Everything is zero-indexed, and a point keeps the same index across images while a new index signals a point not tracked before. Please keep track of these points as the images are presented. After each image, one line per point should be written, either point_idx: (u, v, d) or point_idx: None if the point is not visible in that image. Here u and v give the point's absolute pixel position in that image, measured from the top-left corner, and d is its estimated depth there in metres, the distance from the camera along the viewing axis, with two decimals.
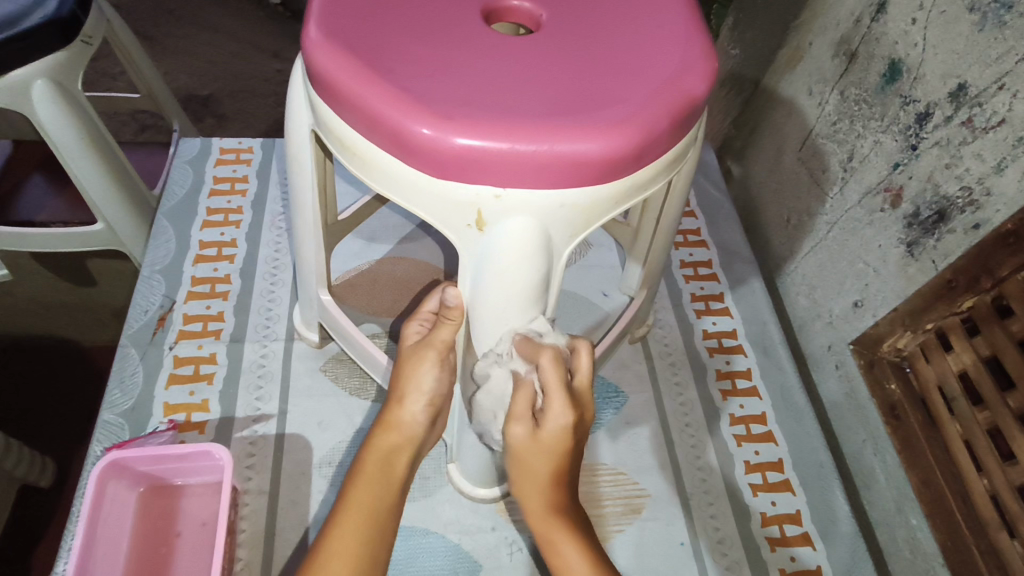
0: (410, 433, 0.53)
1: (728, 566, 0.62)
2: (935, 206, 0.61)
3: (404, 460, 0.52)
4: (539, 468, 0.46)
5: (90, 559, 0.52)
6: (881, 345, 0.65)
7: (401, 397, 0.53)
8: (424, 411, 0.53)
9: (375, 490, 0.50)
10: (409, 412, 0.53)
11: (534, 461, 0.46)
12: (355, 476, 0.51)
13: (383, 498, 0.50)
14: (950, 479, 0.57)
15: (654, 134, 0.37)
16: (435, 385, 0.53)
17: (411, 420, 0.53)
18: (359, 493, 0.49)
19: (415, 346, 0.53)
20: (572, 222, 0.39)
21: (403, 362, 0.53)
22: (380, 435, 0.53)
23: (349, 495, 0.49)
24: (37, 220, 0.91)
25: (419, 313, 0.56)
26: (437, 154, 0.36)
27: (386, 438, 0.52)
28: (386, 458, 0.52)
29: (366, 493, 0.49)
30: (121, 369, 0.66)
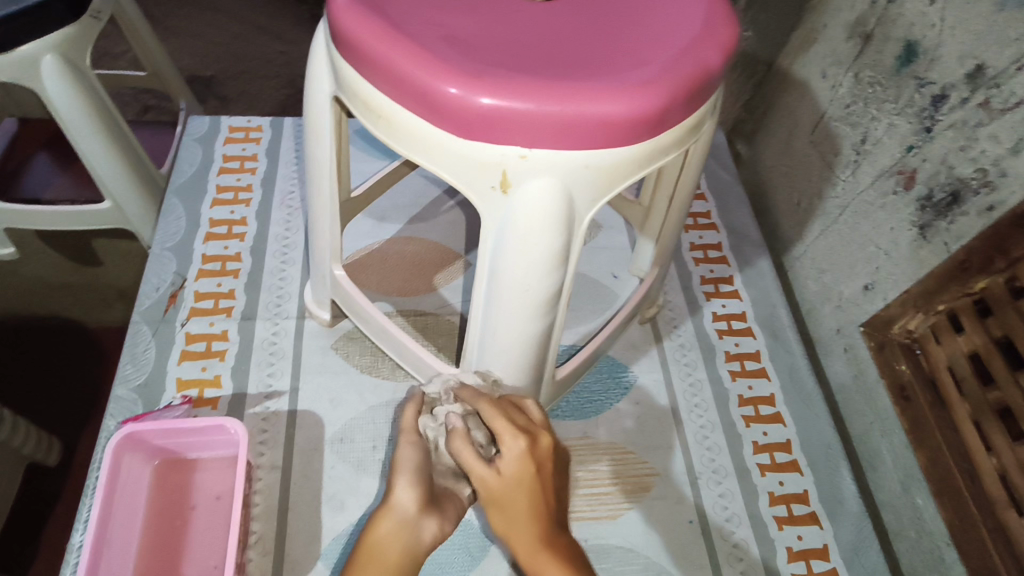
0: (402, 529, 0.46)
1: (736, 544, 0.62)
2: (949, 187, 0.62)
3: (395, 559, 0.45)
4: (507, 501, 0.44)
5: (108, 530, 0.52)
6: (892, 327, 0.66)
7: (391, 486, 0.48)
8: (412, 499, 0.47)
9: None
10: (399, 504, 0.47)
11: (496, 482, 0.44)
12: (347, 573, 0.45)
13: None
14: (958, 458, 0.58)
15: (678, 97, 0.37)
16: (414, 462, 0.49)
17: (400, 510, 0.47)
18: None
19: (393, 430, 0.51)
20: (595, 185, 0.39)
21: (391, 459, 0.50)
22: (371, 529, 0.46)
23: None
24: (44, 198, 0.91)
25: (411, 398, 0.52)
26: (464, 113, 0.36)
27: (376, 535, 0.46)
28: (372, 560, 0.45)
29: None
30: (134, 345, 0.67)
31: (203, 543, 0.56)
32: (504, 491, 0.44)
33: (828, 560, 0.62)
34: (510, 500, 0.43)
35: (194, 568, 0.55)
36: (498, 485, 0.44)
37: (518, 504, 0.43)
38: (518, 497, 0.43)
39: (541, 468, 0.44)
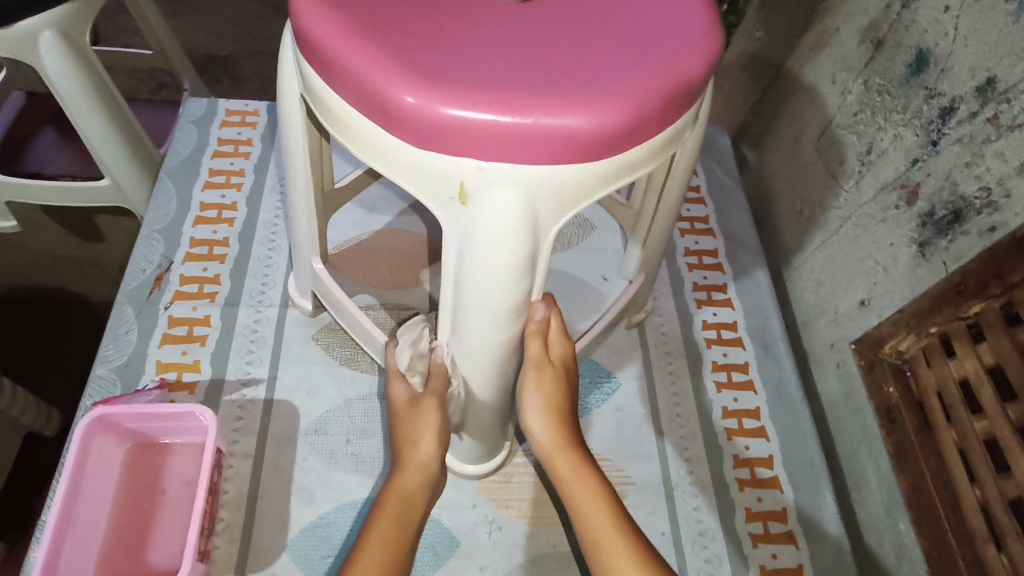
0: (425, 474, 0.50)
1: (708, 559, 0.61)
2: (951, 205, 0.59)
3: (421, 497, 0.49)
4: (547, 388, 0.53)
5: (74, 511, 0.53)
6: (883, 346, 0.63)
7: (416, 440, 0.50)
8: (436, 447, 0.51)
9: (399, 524, 0.46)
10: (423, 454, 0.50)
11: (551, 392, 0.53)
12: (376, 513, 0.47)
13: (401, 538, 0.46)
14: (940, 486, 0.56)
15: (647, 112, 0.36)
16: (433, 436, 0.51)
17: (425, 456, 0.50)
18: (381, 526, 0.46)
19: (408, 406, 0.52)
20: (558, 199, 0.38)
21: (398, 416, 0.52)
22: (398, 473, 0.50)
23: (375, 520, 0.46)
24: (46, 173, 0.91)
25: (394, 373, 0.54)
26: (420, 123, 0.35)
27: (405, 476, 0.49)
28: (408, 498, 0.48)
29: (390, 525, 0.46)
30: (116, 326, 0.67)
31: (169, 528, 0.56)
32: (554, 400, 0.53)
33: None
34: (561, 426, 0.53)
35: (160, 553, 0.55)
36: (553, 399, 0.53)
37: (566, 432, 0.53)
38: (559, 412, 0.53)
39: (566, 372, 0.54)
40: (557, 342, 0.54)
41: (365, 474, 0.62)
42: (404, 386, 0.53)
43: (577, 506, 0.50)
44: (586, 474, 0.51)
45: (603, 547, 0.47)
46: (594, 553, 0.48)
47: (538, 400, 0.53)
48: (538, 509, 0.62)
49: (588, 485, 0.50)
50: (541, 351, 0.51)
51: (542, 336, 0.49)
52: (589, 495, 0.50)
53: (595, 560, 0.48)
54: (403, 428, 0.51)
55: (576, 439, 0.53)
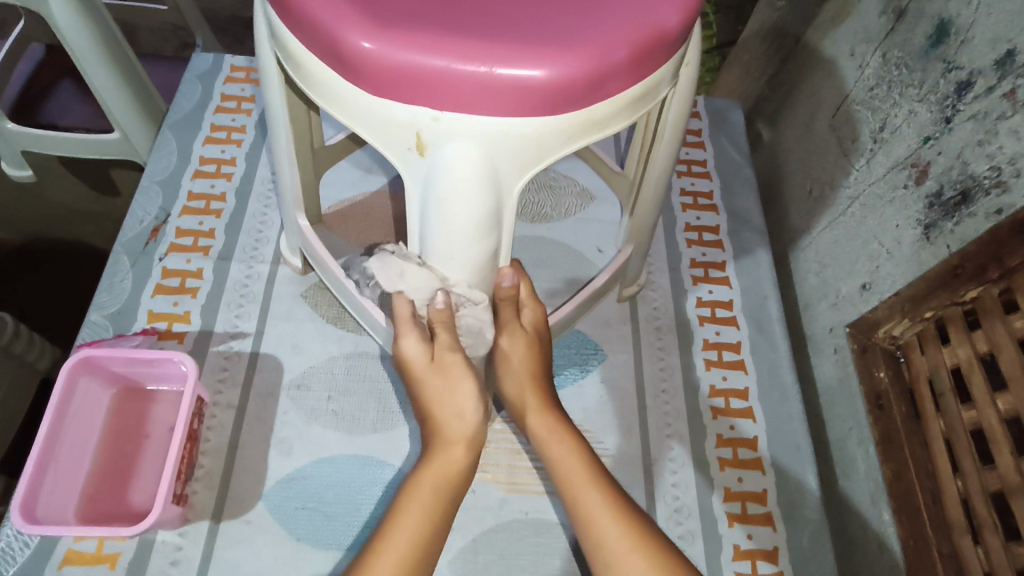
0: (461, 447, 0.50)
1: (681, 535, 0.61)
2: (960, 185, 0.56)
3: (464, 467, 0.50)
4: (521, 355, 0.53)
5: (58, 449, 0.54)
6: (876, 330, 0.61)
7: (454, 413, 0.50)
8: (479, 413, 0.51)
9: (437, 506, 0.47)
10: (468, 424, 0.50)
11: (523, 359, 0.53)
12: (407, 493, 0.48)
13: (431, 521, 0.47)
14: (923, 477, 0.54)
15: (612, 65, 0.34)
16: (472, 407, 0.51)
17: (458, 426, 0.50)
18: (416, 495, 0.47)
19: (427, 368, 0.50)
20: (519, 155, 0.36)
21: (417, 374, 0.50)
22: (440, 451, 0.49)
23: (410, 495, 0.47)
24: (61, 125, 0.93)
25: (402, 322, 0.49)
26: (374, 69, 0.33)
27: (445, 453, 0.49)
28: (447, 480, 0.48)
29: (424, 508, 0.47)
30: (112, 274, 0.68)
31: (151, 471, 0.58)
32: (527, 363, 0.53)
33: (776, 563, 0.60)
34: (535, 390, 0.53)
35: (140, 494, 0.57)
36: (526, 365, 0.53)
37: (540, 398, 0.53)
38: (532, 376, 0.53)
39: (538, 339, 0.54)
40: (528, 306, 0.54)
41: (343, 431, 0.62)
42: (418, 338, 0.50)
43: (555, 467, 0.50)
44: (564, 436, 0.51)
45: (582, 502, 0.48)
46: (573, 507, 0.48)
47: (510, 367, 0.52)
48: (513, 475, 0.62)
49: (568, 447, 0.50)
50: (512, 315, 0.52)
51: (512, 302, 0.51)
52: (567, 454, 0.50)
53: (574, 514, 0.48)
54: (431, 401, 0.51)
55: (553, 402, 0.53)
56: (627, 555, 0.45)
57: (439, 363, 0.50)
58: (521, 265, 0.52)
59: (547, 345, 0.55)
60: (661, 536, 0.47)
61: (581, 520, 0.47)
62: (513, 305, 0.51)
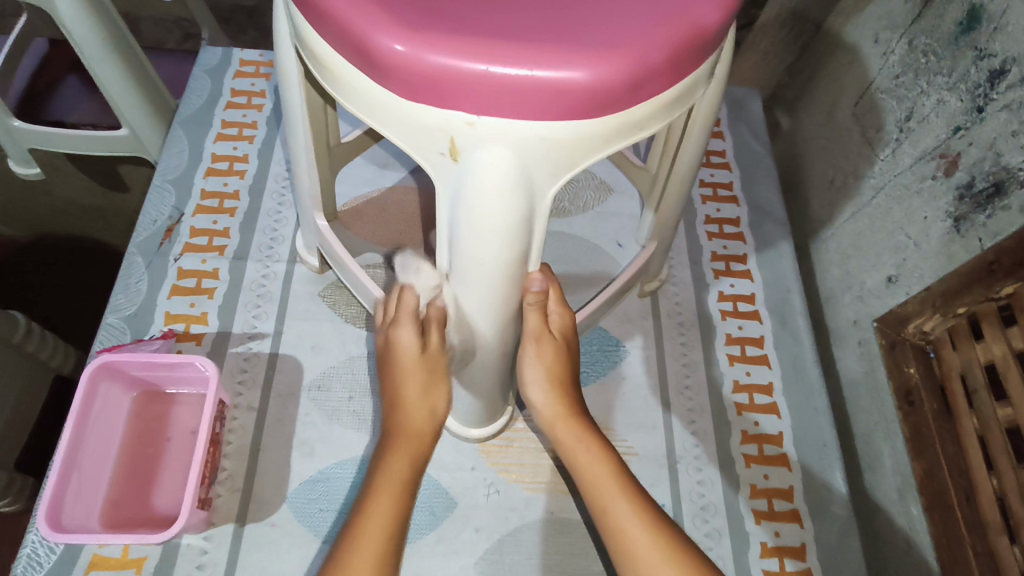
0: (423, 441, 0.51)
1: (708, 533, 0.60)
2: (993, 177, 0.55)
3: (424, 458, 0.50)
4: (548, 361, 0.52)
5: (81, 455, 0.54)
6: (906, 326, 0.60)
7: (422, 404, 0.51)
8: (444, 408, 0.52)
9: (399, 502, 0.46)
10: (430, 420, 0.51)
11: (552, 364, 0.52)
12: (373, 492, 0.47)
13: (396, 518, 0.46)
14: (955, 474, 0.54)
15: (652, 65, 0.33)
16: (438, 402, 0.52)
17: (417, 420, 0.51)
18: (381, 496, 0.46)
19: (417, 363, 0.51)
20: (554, 159, 0.35)
21: (400, 362, 0.51)
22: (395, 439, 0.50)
23: (375, 493, 0.46)
24: (68, 121, 0.92)
25: (405, 314, 0.52)
26: (406, 72, 0.32)
27: (406, 446, 0.49)
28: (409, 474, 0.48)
29: (386, 507, 0.46)
30: (127, 275, 0.67)
31: (174, 475, 0.57)
32: (555, 369, 0.52)
33: (804, 560, 0.60)
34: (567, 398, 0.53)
35: (164, 499, 0.56)
36: (554, 370, 0.52)
37: (571, 405, 0.52)
38: (561, 383, 0.52)
39: (565, 345, 0.53)
40: (557, 312, 0.53)
41: (366, 432, 0.62)
42: (412, 332, 0.51)
43: (585, 476, 0.49)
44: (594, 444, 0.50)
45: (611, 511, 0.47)
46: (602, 515, 0.48)
47: (540, 372, 0.52)
48: (538, 474, 0.62)
49: (597, 457, 0.50)
50: (539, 323, 0.50)
51: (539, 308, 0.49)
52: (594, 462, 0.49)
53: (602, 523, 0.48)
54: (399, 389, 0.51)
55: (581, 410, 0.53)
56: (656, 565, 0.44)
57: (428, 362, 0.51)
58: (551, 270, 0.49)
59: (573, 347, 0.54)
60: (690, 547, 0.46)
61: (609, 530, 0.47)
62: (541, 313, 0.50)
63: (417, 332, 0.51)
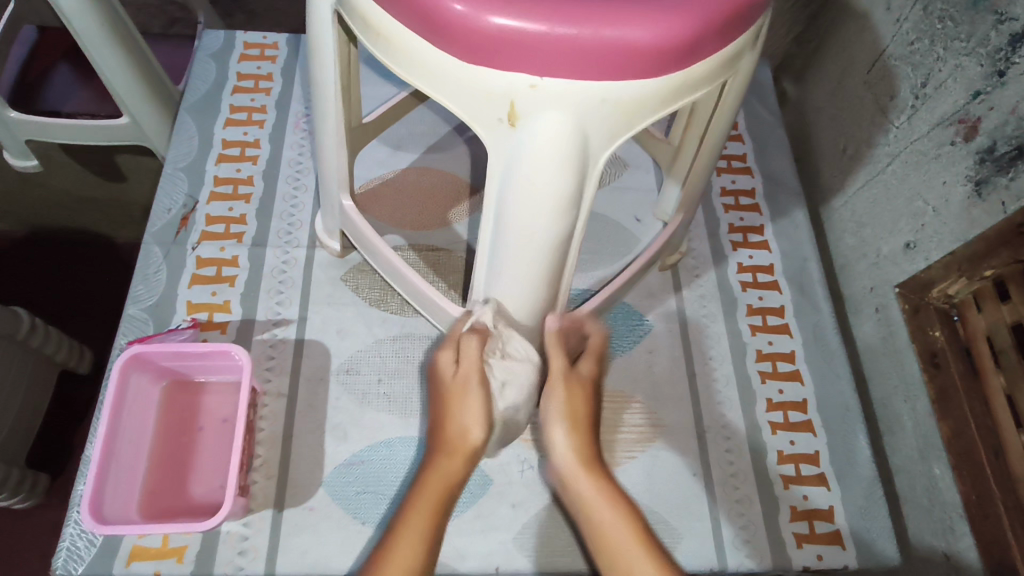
0: (465, 459, 0.48)
1: (739, 499, 0.62)
2: (1015, 140, 0.54)
3: (461, 479, 0.48)
4: (569, 403, 0.50)
5: (116, 447, 0.53)
6: (930, 289, 0.62)
7: (457, 423, 0.49)
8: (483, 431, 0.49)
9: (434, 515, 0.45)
10: (468, 439, 0.49)
11: (572, 406, 0.50)
12: (406, 511, 0.45)
13: (431, 534, 0.44)
14: (983, 432, 0.55)
15: (707, 28, 0.34)
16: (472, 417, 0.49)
17: (460, 440, 0.49)
18: (418, 511, 0.45)
19: (452, 380, 0.51)
20: (611, 122, 0.36)
21: (441, 386, 0.51)
22: (441, 458, 0.48)
23: (409, 513, 0.45)
24: (63, 111, 0.86)
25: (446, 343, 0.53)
26: (471, 34, 0.33)
27: (447, 464, 0.48)
28: (449, 487, 0.47)
29: (421, 524, 0.44)
30: (145, 266, 0.66)
31: (210, 464, 0.57)
32: (584, 424, 0.50)
33: (832, 522, 0.61)
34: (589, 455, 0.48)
35: (201, 487, 0.56)
36: (574, 413, 0.50)
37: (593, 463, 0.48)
38: (581, 425, 0.49)
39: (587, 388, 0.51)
40: (588, 361, 0.54)
41: (397, 414, 0.62)
42: (451, 355, 0.53)
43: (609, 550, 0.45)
44: (617, 508, 0.46)
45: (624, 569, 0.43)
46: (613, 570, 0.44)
47: (559, 413, 0.50)
48: None
49: (621, 524, 0.45)
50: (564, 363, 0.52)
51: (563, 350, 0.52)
52: (607, 513, 0.46)
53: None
54: (440, 413, 0.50)
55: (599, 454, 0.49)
56: None
57: (460, 380, 0.50)
58: (587, 321, 0.56)
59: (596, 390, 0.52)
60: None
61: None
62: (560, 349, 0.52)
63: (454, 354, 0.52)
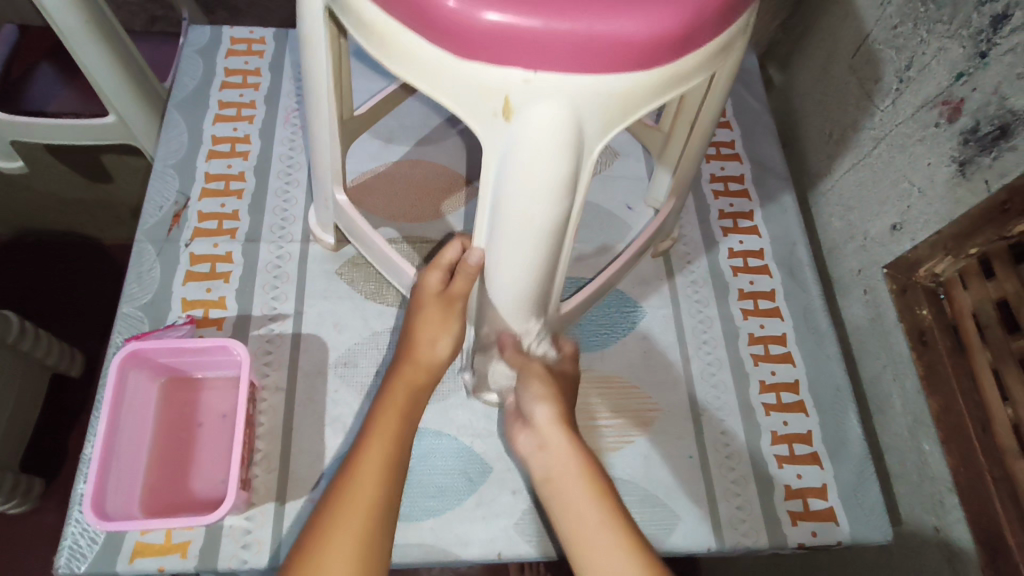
0: (428, 370, 0.55)
1: (735, 480, 0.63)
2: (998, 120, 0.55)
3: (426, 387, 0.55)
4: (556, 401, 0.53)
5: (117, 444, 0.53)
6: (917, 270, 0.63)
7: (429, 341, 0.55)
8: (449, 351, 0.56)
9: (405, 413, 0.52)
10: (436, 355, 0.55)
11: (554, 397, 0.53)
12: (378, 412, 0.52)
13: (401, 428, 0.51)
14: (971, 407, 0.57)
15: (700, 19, 0.35)
16: (454, 338, 0.56)
17: (426, 351, 0.55)
18: (389, 410, 0.52)
19: (437, 301, 0.55)
20: (606, 114, 0.36)
21: (423, 299, 0.56)
22: (407, 365, 0.55)
23: (384, 409, 0.52)
24: (48, 111, 0.85)
25: (436, 263, 0.56)
26: (465, 29, 0.33)
27: (412, 370, 0.54)
28: (414, 390, 0.54)
29: (393, 422, 0.51)
30: (138, 264, 0.66)
31: (210, 459, 0.57)
32: (560, 404, 0.53)
33: (826, 500, 0.63)
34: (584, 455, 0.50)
35: (202, 483, 0.56)
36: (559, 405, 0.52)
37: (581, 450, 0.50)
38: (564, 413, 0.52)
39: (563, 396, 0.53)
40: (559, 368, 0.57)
41: None
42: (440, 277, 0.56)
43: (595, 568, 0.45)
44: (605, 513, 0.47)
45: (596, 550, 0.45)
46: (582, 550, 0.46)
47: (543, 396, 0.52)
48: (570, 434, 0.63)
49: (619, 555, 0.44)
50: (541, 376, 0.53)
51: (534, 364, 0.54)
52: (581, 495, 0.48)
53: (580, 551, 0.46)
54: (415, 329, 0.55)
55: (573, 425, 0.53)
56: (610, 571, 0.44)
57: (447, 300, 0.55)
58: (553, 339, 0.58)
59: (571, 385, 0.56)
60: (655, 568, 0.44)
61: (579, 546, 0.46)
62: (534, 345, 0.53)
63: (444, 278, 0.56)
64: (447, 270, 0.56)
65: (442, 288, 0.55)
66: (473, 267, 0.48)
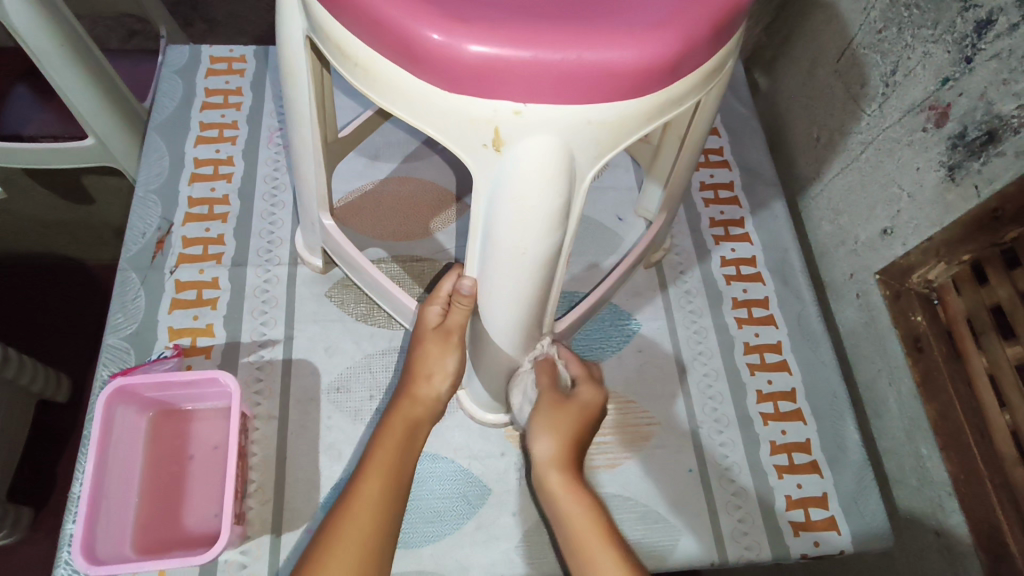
0: (426, 404, 0.54)
1: (735, 492, 0.62)
2: (986, 125, 0.55)
3: (424, 420, 0.54)
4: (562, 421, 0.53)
5: (106, 483, 0.52)
6: (910, 275, 0.63)
7: (427, 375, 0.54)
8: (447, 385, 0.55)
9: (404, 446, 0.51)
10: (434, 390, 0.55)
11: (562, 421, 0.53)
12: (376, 444, 0.51)
13: (398, 463, 0.50)
14: (968, 413, 0.57)
15: (691, 43, 0.34)
16: (456, 365, 0.55)
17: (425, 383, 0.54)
18: (387, 443, 0.51)
19: (434, 335, 0.54)
20: (598, 142, 0.36)
21: (421, 334, 0.55)
22: (407, 398, 0.54)
23: (381, 443, 0.51)
24: (25, 134, 0.81)
25: (434, 296, 0.54)
26: (451, 64, 0.33)
27: (411, 404, 0.54)
28: (413, 423, 0.53)
29: (391, 454, 0.50)
30: (122, 294, 0.65)
31: (202, 493, 0.56)
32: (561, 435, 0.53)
33: (827, 508, 0.62)
34: (585, 504, 0.50)
35: (195, 518, 0.55)
36: (563, 427, 0.53)
37: (579, 499, 0.51)
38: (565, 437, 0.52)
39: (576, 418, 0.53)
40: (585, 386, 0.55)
41: None
42: (439, 310, 0.54)
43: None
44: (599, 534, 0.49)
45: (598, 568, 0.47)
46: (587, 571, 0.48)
47: (546, 421, 0.53)
48: None
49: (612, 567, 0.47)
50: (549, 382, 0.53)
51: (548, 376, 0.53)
52: (581, 518, 0.50)
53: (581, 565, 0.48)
54: (415, 360, 0.55)
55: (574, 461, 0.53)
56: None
57: (443, 333, 0.54)
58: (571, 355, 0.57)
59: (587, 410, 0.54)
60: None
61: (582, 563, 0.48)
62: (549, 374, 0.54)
63: (442, 311, 0.54)
64: (445, 303, 0.54)
65: (438, 322, 0.54)
66: (466, 297, 0.47)
